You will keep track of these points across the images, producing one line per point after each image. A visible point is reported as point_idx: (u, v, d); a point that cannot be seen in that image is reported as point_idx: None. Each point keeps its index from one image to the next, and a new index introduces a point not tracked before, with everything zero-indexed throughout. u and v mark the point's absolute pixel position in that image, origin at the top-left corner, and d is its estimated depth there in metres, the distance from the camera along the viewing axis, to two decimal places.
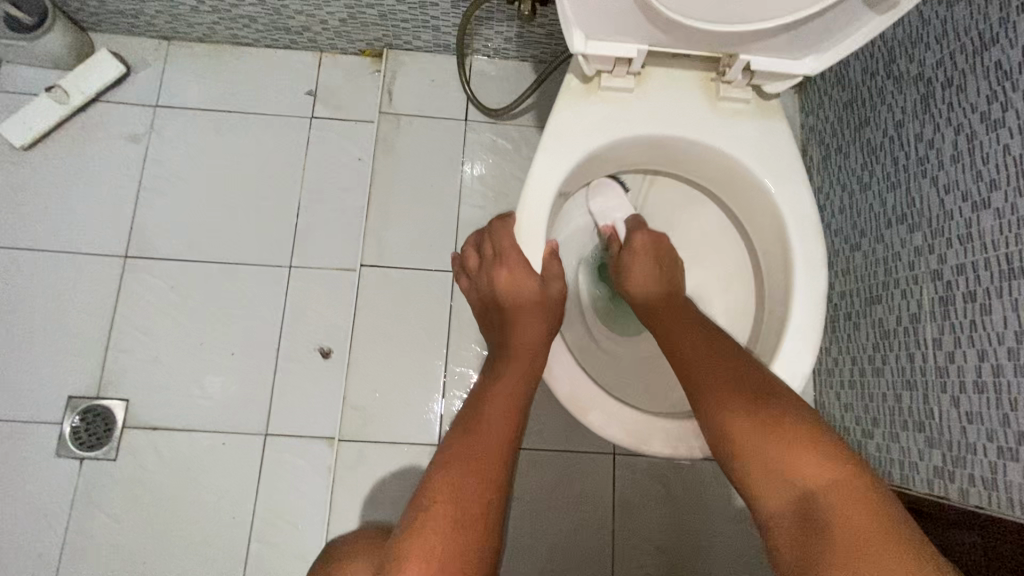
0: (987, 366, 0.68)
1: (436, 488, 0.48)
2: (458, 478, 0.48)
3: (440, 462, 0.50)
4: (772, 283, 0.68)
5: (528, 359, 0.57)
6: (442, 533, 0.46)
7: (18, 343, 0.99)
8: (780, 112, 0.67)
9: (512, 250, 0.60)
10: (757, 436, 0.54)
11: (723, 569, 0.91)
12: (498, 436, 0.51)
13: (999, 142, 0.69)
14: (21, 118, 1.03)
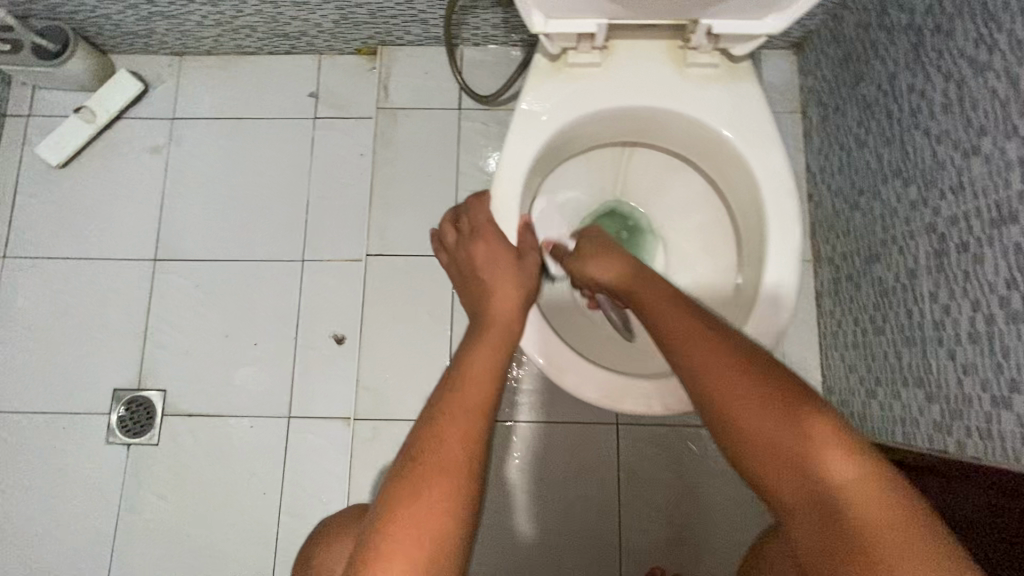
0: (981, 316, 0.66)
1: (420, 443, 0.50)
2: (442, 431, 0.50)
3: (428, 418, 0.51)
4: (750, 247, 0.68)
5: (508, 323, 0.59)
6: (427, 480, 0.47)
7: (67, 343, 1.10)
8: (751, 73, 0.67)
9: (486, 224, 0.64)
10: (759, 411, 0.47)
11: (731, 533, 0.93)
12: (484, 393, 0.53)
13: (987, 87, 0.66)
14: (55, 138, 1.13)
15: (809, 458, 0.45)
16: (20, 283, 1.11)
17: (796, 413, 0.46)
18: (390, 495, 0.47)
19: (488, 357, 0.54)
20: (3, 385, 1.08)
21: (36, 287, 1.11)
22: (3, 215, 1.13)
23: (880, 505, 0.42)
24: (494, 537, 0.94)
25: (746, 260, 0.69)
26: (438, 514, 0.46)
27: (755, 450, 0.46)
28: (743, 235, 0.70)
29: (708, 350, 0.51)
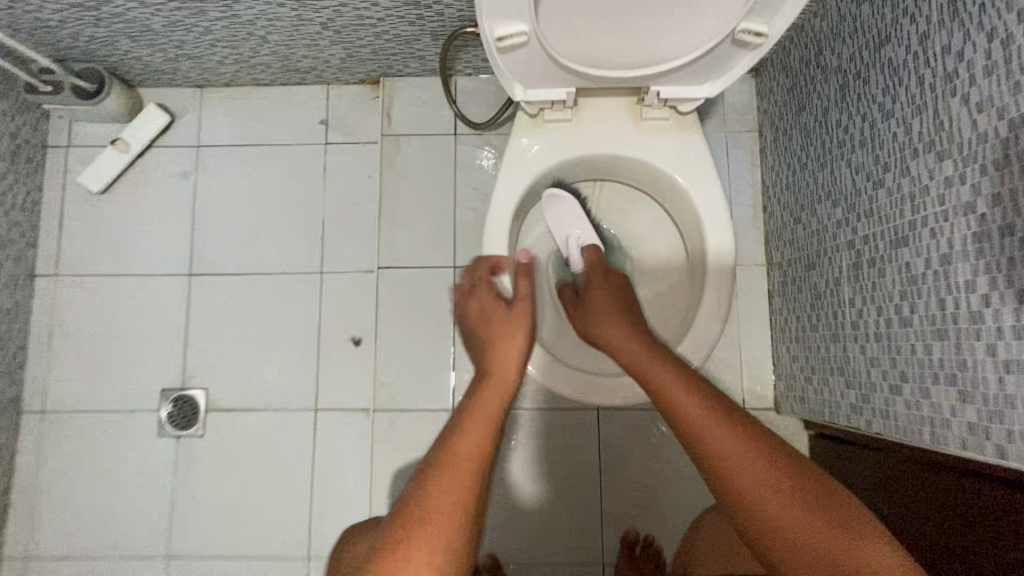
0: (884, 319, 0.83)
1: (414, 500, 0.64)
2: (428, 496, 0.64)
3: (421, 486, 0.65)
4: (696, 270, 0.84)
5: (502, 387, 0.75)
6: (412, 536, 0.61)
7: (117, 350, 1.25)
8: (696, 124, 0.81)
9: (477, 281, 0.84)
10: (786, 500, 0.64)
11: (695, 496, 1.10)
12: (466, 457, 0.67)
13: (891, 132, 0.81)
14: (94, 168, 1.26)
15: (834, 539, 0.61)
16: (72, 298, 1.26)
17: (800, 488, 0.64)
18: (411, 508, 0.63)
19: (474, 424, 0.70)
20: (64, 387, 1.24)
21: (86, 301, 1.26)
22: (52, 237, 1.27)
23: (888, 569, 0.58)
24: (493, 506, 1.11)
25: (693, 279, 0.85)
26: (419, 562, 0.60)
27: (754, 500, 0.65)
28: (693, 257, 0.86)
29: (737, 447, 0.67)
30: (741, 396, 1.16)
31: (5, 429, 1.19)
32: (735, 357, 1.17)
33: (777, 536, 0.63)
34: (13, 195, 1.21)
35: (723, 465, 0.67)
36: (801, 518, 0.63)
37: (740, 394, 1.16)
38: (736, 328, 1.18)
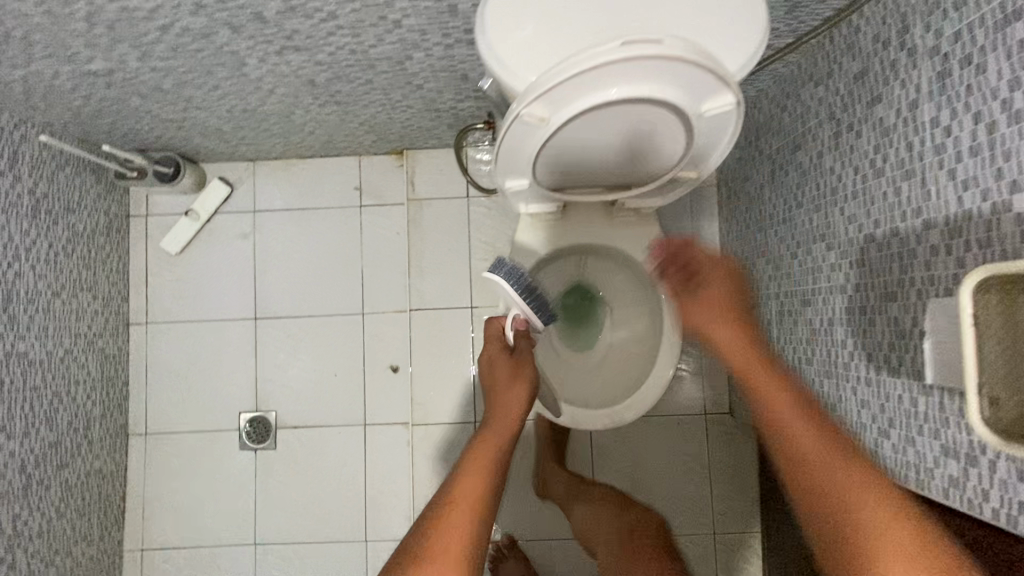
0: (797, 357, 1.11)
1: (425, 540, 0.80)
2: (437, 536, 0.80)
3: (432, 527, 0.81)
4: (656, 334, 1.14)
5: (490, 453, 0.92)
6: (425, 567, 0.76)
7: (200, 381, 1.54)
8: (653, 219, 1.11)
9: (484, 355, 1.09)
10: (824, 465, 0.69)
11: (666, 483, 1.43)
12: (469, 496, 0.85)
13: (800, 219, 1.09)
14: (172, 234, 1.53)
15: (875, 530, 0.62)
16: (160, 341, 1.55)
17: (851, 497, 0.65)
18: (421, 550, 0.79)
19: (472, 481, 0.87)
20: (161, 414, 1.53)
21: (172, 343, 1.55)
22: (140, 291, 1.55)
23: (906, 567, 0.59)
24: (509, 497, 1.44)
25: (651, 342, 1.15)
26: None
27: (822, 490, 0.67)
28: (653, 323, 1.16)
29: (805, 428, 0.74)
30: (702, 404, 1.45)
31: (119, 448, 1.50)
32: (698, 373, 1.46)
33: (818, 493, 0.67)
34: (110, 260, 1.49)
35: (817, 493, 0.68)
36: (871, 527, 0.62)
37: (702, 403, 1.46)
38: (699, 350, 1.47)
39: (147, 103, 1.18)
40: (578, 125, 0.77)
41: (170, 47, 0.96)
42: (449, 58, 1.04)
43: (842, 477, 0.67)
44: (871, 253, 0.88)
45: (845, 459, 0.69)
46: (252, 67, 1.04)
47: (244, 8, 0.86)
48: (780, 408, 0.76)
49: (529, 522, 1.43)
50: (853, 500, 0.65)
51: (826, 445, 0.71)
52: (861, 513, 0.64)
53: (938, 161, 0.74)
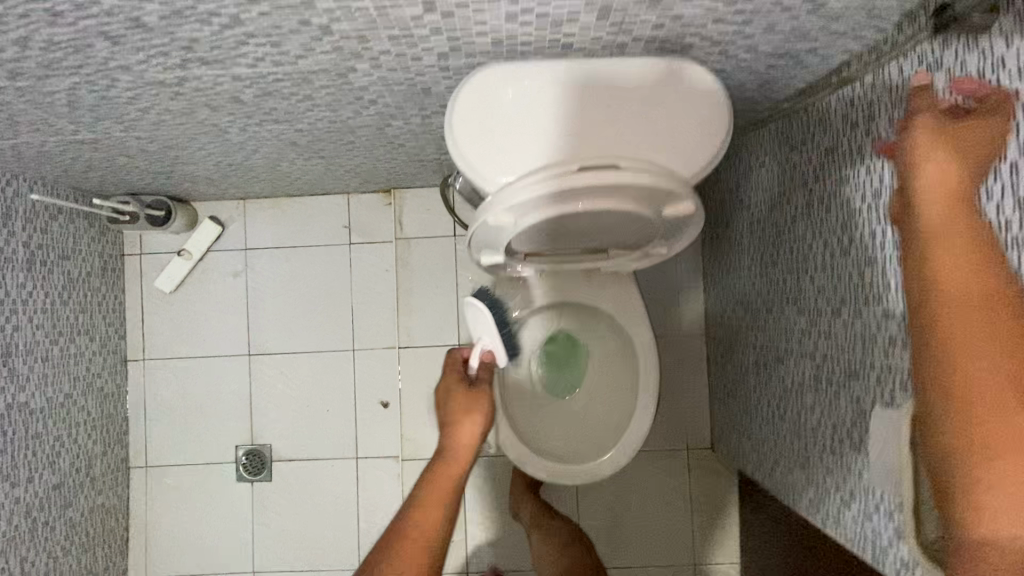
0: (770, 411, 1.14)
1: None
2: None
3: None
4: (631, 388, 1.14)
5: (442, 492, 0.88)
6: None
7: (197, 416, 1.58)
8: (630, 278, 1.15)
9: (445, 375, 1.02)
10: (992, 357, 0.56)
11: (648, 515, 1.48)
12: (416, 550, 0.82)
13: (772, 277, 1.11)
14: (166, 274, 1.56)
15: (987, 411, 0.55)
16: (157, 377, 1.59)
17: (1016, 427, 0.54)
18: None
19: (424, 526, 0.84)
20: (160, 447, 1.58)
21: (169, 379, 1.59)
22: (136, 328, 1.59)
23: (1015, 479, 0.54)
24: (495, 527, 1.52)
25: (624, 397, 1.15)
26: None
27: (961, 382, 0.57)
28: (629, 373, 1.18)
29: (985, 322, 0.56)
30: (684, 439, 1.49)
31: (121, 482, 1.55)
32: (680, 409, 1.49)
33: (944, 389, 0.58)
34: (106, 301, 1.52)
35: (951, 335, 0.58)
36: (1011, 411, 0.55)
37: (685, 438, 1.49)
38: (681, 386, 1.50)
39: (134, 160, 1.20)
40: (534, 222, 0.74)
41: (153, 122, 0.97)
42: (428, 125, 1.05)
43: (996, 366, 0.56)
44: (838, 328, 0.90)
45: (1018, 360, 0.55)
46: (235, 134, 1.05)
47: (221, 94, 0.87)
48: (953, 301, 0.59)
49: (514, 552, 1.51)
50: (974, 365, 0.56)
51: (1004, 333, 0.56)
52: (996, 432, 0.55)
53: (898, 255, 0.76)
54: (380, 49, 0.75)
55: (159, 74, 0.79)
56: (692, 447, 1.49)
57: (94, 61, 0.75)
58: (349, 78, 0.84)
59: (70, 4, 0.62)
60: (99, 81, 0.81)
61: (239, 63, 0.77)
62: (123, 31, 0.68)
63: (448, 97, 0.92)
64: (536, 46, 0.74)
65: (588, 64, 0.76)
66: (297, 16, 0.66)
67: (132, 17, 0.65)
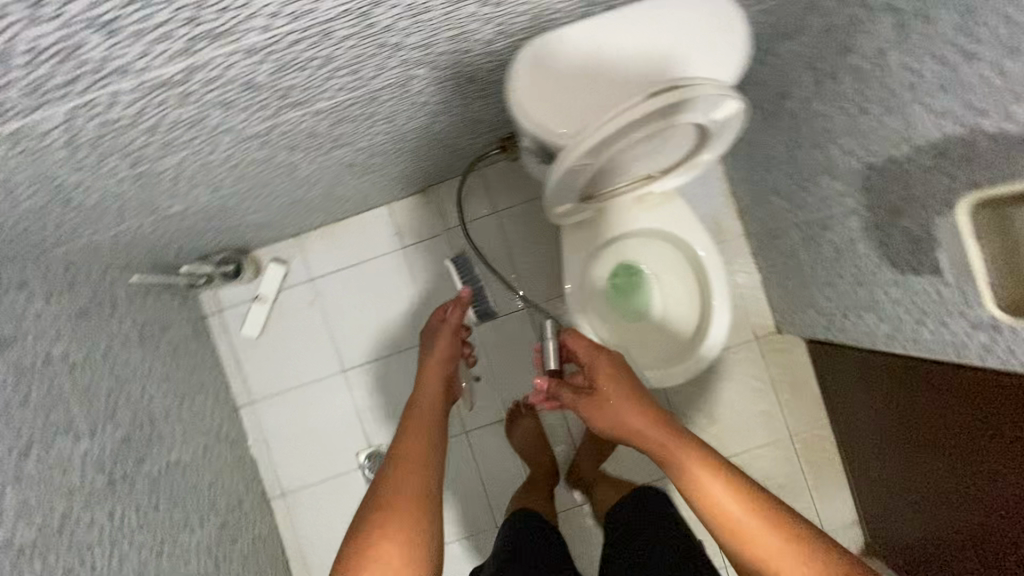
0: (827, 272, 1.29)
1: (390, 477, 0.93)
2: (399, 481, 0.92)
3: (388, 477, 0.93)
4: (704, 291, 1.29)
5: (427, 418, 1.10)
6: (395, 500, 0.88)
7: (313, 436, 1.73)
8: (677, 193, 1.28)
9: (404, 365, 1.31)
10: (704, 471, 0.91)
11: (739, 406, 1.65)
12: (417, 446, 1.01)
13: (799, 156, 1.25)
14: (250, 321, 1.69)
15: (726, 502, 0.88)
16: (267, 413, 1.73)
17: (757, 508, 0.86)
18: (380, 499, 0.89)
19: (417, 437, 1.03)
20: (291, 474, 1.73)
21: (278, 411, 1.73)
22: (237, 376, 1.73)
23: (749, 532, 0.85)
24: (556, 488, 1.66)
25: (699, 299, 1.31)
26: (411, 504, 0.89)
27: (700, 488, 0.90)
28: (699, 281, 1.31)
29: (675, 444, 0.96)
30: (751, 330, 1.66)
31: (266, 512, 1.69)
32: (739, 305, 1.66)
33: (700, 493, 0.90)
34: (205, 358, 1.65)
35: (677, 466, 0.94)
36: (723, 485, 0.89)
37: (751, 329, 1.66)
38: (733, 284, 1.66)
39: (213, 220, 1.32)
40: (600, 158, 0.90)
41: (239, 176, 1.10)
42: (468, 112, 1.18)
43: (716, 484, 0.89)
44: (874, 178, 1.03)
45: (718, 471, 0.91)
46: (303, 169, 1.18)
47: (301, 132, 1.00)
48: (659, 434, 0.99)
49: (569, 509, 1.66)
50: (674, 447, 0.96)
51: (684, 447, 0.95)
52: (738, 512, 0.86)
53: (915, 98, 0.88)
54: (441, 51, 0.87)
55: (255, 127, 0.92)
56: (759, 334, 1.66)
57: (206, 130, 0.87)
58: (409, 86, 0.96)
59: (202, 81, 0.73)
60: (205, 148, 0.93)
61: (321, 98, 0.89)
62: (236, 95, 0.80)
63: (490, 80, 1.04)
64: (568, 12, 0.86)
65: (610, 12, 0.87)
66: (377, 41, 0.78)
67: (247, 80, 0.77)
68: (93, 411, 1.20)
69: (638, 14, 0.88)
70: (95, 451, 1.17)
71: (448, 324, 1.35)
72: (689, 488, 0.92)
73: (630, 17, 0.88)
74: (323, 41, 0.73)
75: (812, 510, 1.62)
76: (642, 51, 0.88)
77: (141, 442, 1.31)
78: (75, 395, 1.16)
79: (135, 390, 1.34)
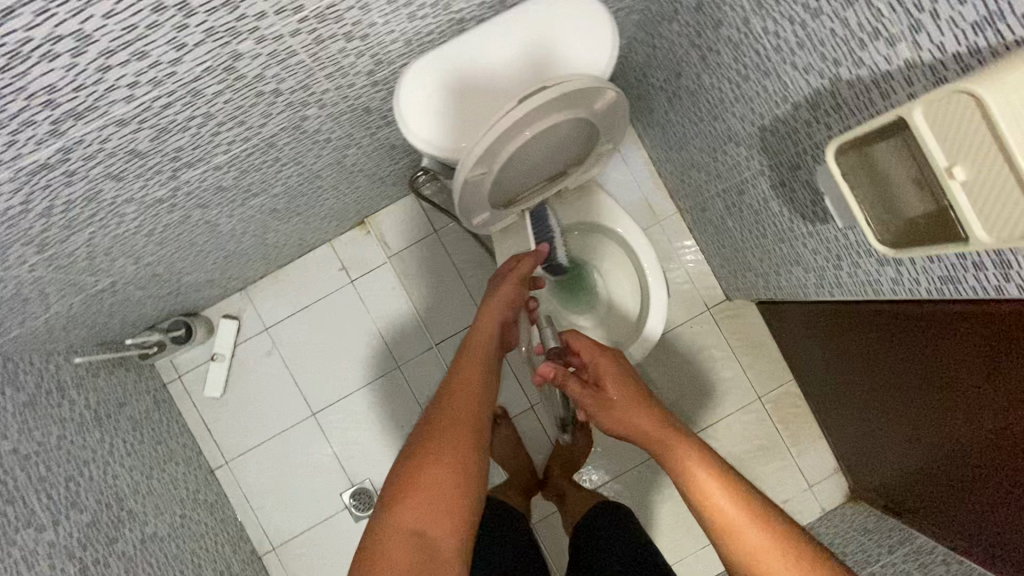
0: (753, 234, 1.33)
1: (426, 449, 0.88)
2: (435, 455, 0.87)
3: (425, 451, 0.88)
4: (640, 270, 1.32)
5: (471, 377, 1.00)
6: (431, 476, 0.85)
7: (293, 484, 1.71)
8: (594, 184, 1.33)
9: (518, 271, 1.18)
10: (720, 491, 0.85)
11: (704, 377, 1.68)
12: (461, 416, 0.93)
13: (704, 128, 1.29)
14: (210, 381, 1.70)
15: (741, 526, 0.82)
16: (244, 469, 1.72)
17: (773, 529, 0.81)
18: (415, 475, 0.85)
19: (461, 404, 0.95)
20: (278, 527, 1.71)
21: (254, 466, 1.72)
22: (208, 438, 1.71)
23: (761, 555, 0.80)
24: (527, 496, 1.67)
25: (638, 278, 1.34)
26: (446, 483, 0.85)
27: (712, 510, 0.84)
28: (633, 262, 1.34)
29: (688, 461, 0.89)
30: (702, 301, 1.69)
31: (258, 570, 1.67)
32: (686, 279, 1.70)
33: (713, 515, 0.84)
34: (171, 426, 1.64)
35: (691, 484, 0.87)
36: (738, 509, 0.83)
37: (702, 300, 1.70)
38: (677, 261, 1.69)
39: (149, 288, 1.32)
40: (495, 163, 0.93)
41: (159, 241, 1.11)
42: (377, 140, 1.20)
43: (729, 509, 0.84)
44: (768, 139, 1.07)
45: (736, 493, 0.85)
46: (225, 224, 1.19)
47: (207, 189, 1.01)
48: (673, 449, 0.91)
49: (544, 515, 1.66)
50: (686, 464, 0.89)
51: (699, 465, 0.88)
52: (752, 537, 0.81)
53: (781, 57, 0.93)
54: (322, 88, 0.89)
55: (156, 192, 0.93)
56: (710, 304, 1.69)
57: (106, 204, 0.88)
58: (304, 126, 0.98)
59: (83, 158, 0.74)
60: (111, 221, 0.93)
61: (216, 153, 0.91)
62: (124, 165, 0.81)
63: (386, 107, 1.07)
64: (438, 31, 0.89)
65: (479, 26, 0.92)
66: (253, 90, 0.80)
67: (130, 149, 0.78)
68: (53, 501, 1.17)
69: (505, 23, 0.92)
70: (63, 541, 1.15)
71: (515, 274, 1.18)
72: (701, 507, 0.86)
73: (498, 27, 0.92)
74: (195, 99, 0.75)
75: (792, 466, 1.65)
76: (515, 57, 0.92)
77: (110, 522, 1.29)
78: (32, 488, 1.14)
79: (98, 471, 1.33)
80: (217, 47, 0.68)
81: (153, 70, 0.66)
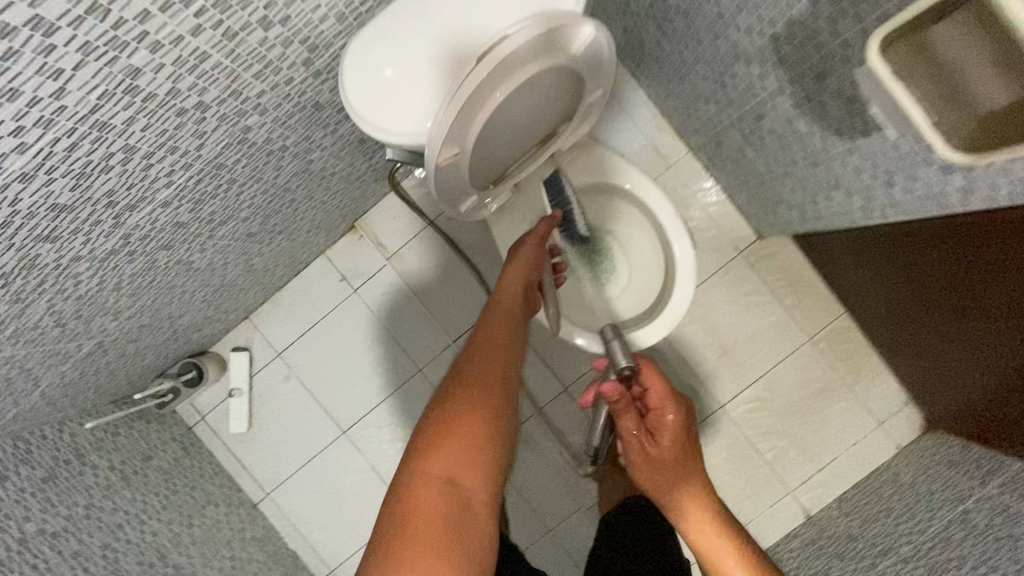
0: (780, 162, 1.16)
1: (452, 396, 0.78)
2: (463, 401, 0.77)
3: (452, 396, 0.77)
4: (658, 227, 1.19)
5: (499, 334, 0.90)
6: (462, 421, 0.74)
7: (337, 506, 1.66)
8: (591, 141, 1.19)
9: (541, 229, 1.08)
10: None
11: (747, 326, 1.54)
12: (490, 369, 0.83)
13: (705, 53, 1.13)
14: (235, 417, 1.64)
15: None
16: (285, 498, 1.67)
17: None
18: (442, 419, 0.74)
19: (487, 356, 0.85)
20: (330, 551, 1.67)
21: (295, 494, 1.67)
22: (243, 474, 1.67)
23: None
24: (572, 484, 1.59)
25: (658, 236, 1.20)
26: (478, 434, 0.74)
27: None
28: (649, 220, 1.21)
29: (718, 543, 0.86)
30: (732, 245, 1.54)
31: None
32: (711, 224, 1.54)
33: None
34: (204, 468, 1.61)
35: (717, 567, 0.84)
36: None
37: (732, 244, 1.54)
38: (697, 206, 1.54)
39: (143, 339, 1.25)
40: (465, 138, 0.81)
41: (132, 292, 1.02)
42: (341, 137, 1.08)
43: None
44: (783, 48, 0.91)
45: None
46: (199, 259, 1.10)
47: (164, 228, 0.91)
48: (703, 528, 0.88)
49: (589, 505, 1.58)
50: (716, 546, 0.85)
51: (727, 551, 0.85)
52: None
53: None
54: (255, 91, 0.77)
55: (105, 244, 0.83)
56: (741, 247, 1.54)
57: (51, 268, 0.79)
58: (250, 138, 0.87)
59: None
60: (65, 284, 0.85)
61: (158, 187, 0.80)
62: (52, 224, 0.71)
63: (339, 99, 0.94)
64: None
65: None
66: (172, 109, 0.69)
67: (52, 205, 0.68)
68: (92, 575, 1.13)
69: None
70: None
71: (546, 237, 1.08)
72: None
73: None
74: (105, 133, 0.64)
75: (857, 406, 1.51)
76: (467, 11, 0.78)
77: None
78: (68, 566, 1.09)
79: (134, 531, 1.29)
80: (104, 66, 0.57)
81: (35, 110, 0.55)
